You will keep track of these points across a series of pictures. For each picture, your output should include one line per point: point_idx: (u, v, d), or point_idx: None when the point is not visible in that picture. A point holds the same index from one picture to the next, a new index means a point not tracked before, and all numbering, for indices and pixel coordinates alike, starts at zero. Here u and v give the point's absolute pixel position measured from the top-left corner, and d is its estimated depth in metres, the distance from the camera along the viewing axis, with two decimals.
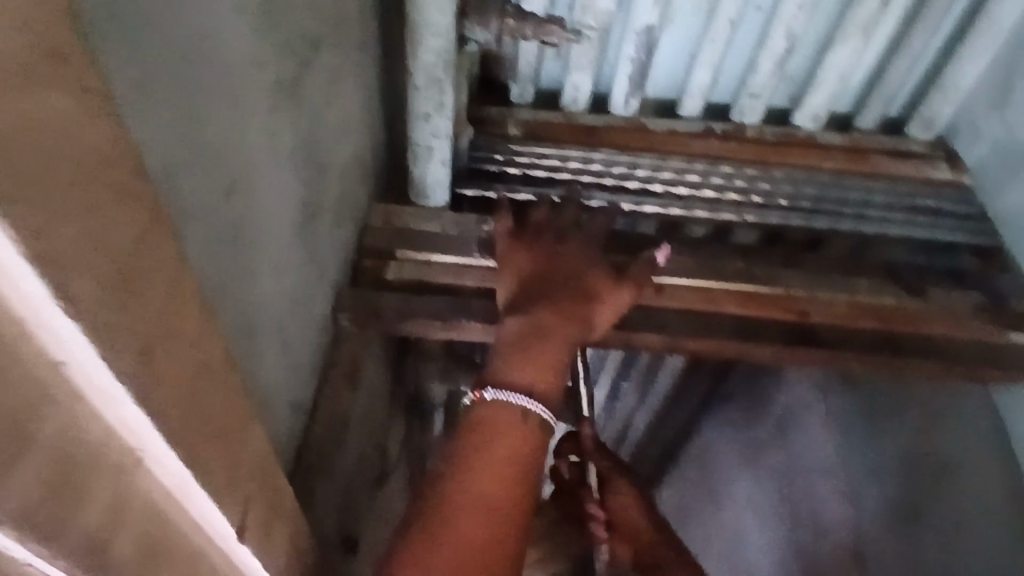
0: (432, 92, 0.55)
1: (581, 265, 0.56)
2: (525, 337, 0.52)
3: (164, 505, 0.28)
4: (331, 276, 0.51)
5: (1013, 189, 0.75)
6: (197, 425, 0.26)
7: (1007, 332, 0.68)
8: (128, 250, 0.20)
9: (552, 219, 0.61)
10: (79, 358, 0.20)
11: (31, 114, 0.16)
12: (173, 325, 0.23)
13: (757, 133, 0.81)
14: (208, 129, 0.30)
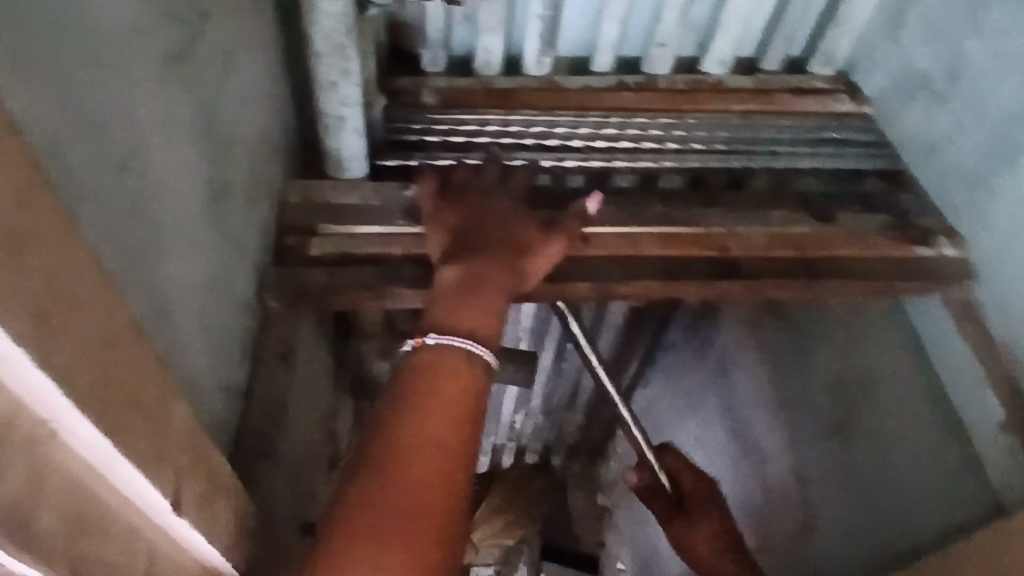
0: (335, 59, 0.57)
1: (502, 222, 0.61)
2: (455, 292, 0.55)
3: (87, 480, 0.29)
4: (251, 251, 0.55)
5: (910, 111, 0.82)
6: (124, 404, 0.28)
7: (913, 247, 0.72)
8: (39, 280, 0.23)
9: (473, 182, 0.66)
10: (26, 380, 0.24)
11: None
12: (103, 316, 0.27)
13: (668, 82, 0.89)
14: (107, 115, 0.34)
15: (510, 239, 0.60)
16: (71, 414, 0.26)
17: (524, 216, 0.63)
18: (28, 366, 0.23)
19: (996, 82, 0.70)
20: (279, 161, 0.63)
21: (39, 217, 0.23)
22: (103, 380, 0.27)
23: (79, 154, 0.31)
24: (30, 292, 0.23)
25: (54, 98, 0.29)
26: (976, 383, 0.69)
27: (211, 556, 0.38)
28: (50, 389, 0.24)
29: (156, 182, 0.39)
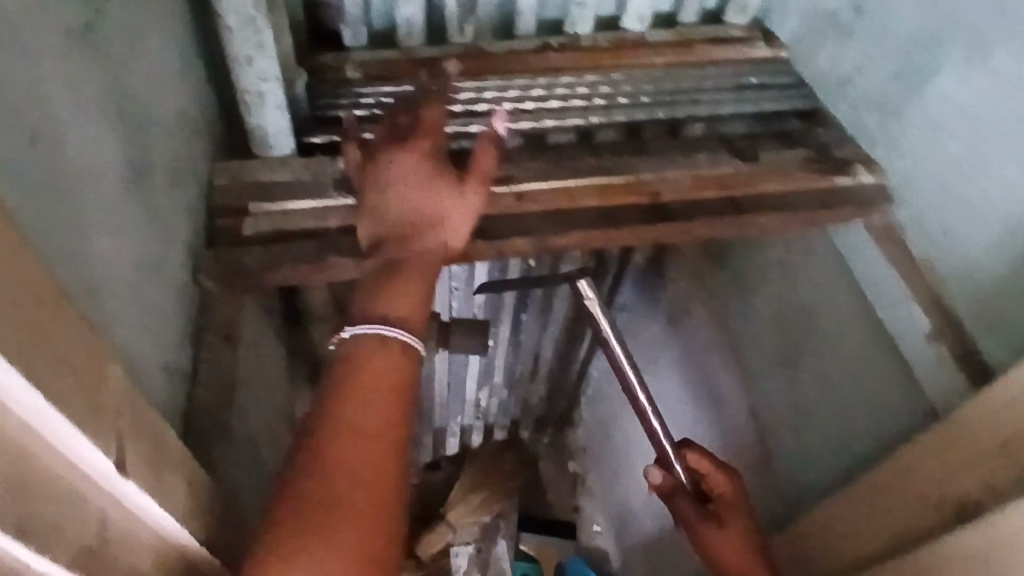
0: (248, 32, 0.57)
1: (416, 189, 0.58)
2: (376, 279, 0.55)
3: (34, 452, 0.29)
4: (181, 233, 0.54)
5: (824, 50, 0.86)
6: (57, 366, 0.28)
7: (832, 176, 0.75)
8: None
9: (382, 140, 0.61)
10: None
11: None
12: (21, 277, 0.26)
13: (590, 40, 0.89)
14: (14, 88, 0.33)
15: (427, 209, 0.57)
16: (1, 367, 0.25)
17: (439, 170, 0.59)
18: None
19: (898, 13, 0.73)
20: (201, 142, 0.62)
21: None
22: (36, 343, 0.27)
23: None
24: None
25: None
26: (901, 297, 0.72)
27: (165, 521, 0.37)
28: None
29: (71, 159, 0.38)
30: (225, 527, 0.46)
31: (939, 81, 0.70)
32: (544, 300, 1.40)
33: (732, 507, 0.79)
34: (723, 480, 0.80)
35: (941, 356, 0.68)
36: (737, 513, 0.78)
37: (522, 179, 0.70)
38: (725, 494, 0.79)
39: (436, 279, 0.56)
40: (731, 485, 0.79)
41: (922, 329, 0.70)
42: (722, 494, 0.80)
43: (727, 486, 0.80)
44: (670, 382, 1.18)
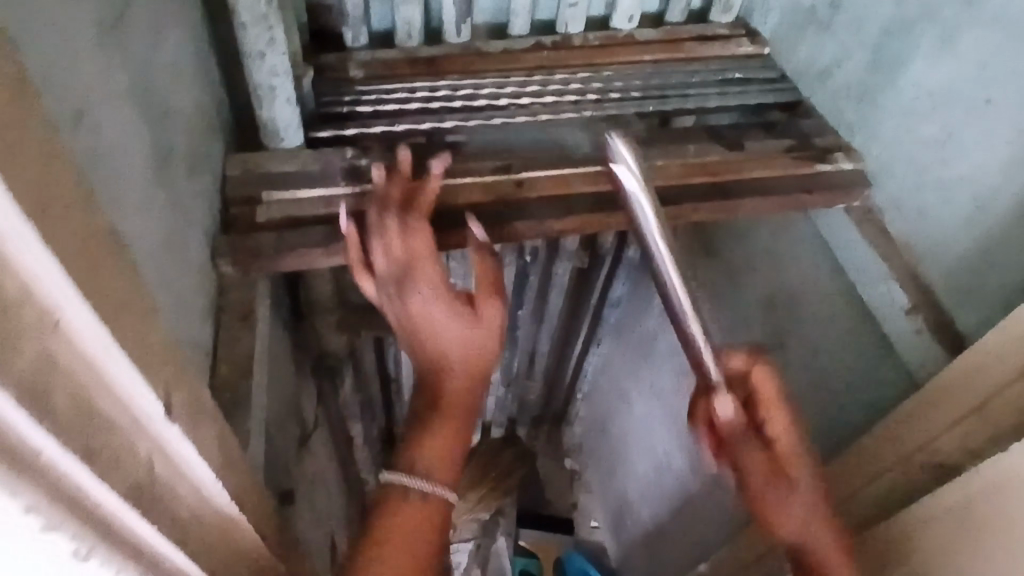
0: (260, 28, 0.60)
1: (438, 335, 0.60)
2: (416, 426, 0.60)
3: (111, 411, 0.32)
4: (200, 217, 0.58)
5: (804, 44, 0.90)
6: (126, 322, 0.31)
7: (814, 163, 0.79)
8: (52, 207, 0.26)
9: (387, 278, 0.61)
10: (65, 303, 0.27)
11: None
12: (99, 245, 0.29)
13: (582, 39, 0.93)
14: (69, 75, 0.36)
15: (452, 355, 0.60)
16: (87, 321, 0.28)
17: (453, 303, 0.60)
18: (61, 286, 0.26)
19: (872, 7, 0.78)
20: (214, 135, 0.65)
21: (20, 109, 0.24)
22: (110, 304, 0.30)
23: (39, 82, 0.33)
24: (24, 174, 0.24)
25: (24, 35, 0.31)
26: (882, 277, 0.75)
27: (197, 469, 0.40)
28: (52, 266, 0.25)
29: (109, 141, 0.41)
30: (246, 488, 0.49)
31: (912, 69, 0.74)
32: (539, 295, 1.37)
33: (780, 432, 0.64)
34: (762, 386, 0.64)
35: (919, 329, 0.71)
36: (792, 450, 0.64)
37: (521, 168, 0.74)
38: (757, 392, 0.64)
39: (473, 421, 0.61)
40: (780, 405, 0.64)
41: (900, 304, 0.73)
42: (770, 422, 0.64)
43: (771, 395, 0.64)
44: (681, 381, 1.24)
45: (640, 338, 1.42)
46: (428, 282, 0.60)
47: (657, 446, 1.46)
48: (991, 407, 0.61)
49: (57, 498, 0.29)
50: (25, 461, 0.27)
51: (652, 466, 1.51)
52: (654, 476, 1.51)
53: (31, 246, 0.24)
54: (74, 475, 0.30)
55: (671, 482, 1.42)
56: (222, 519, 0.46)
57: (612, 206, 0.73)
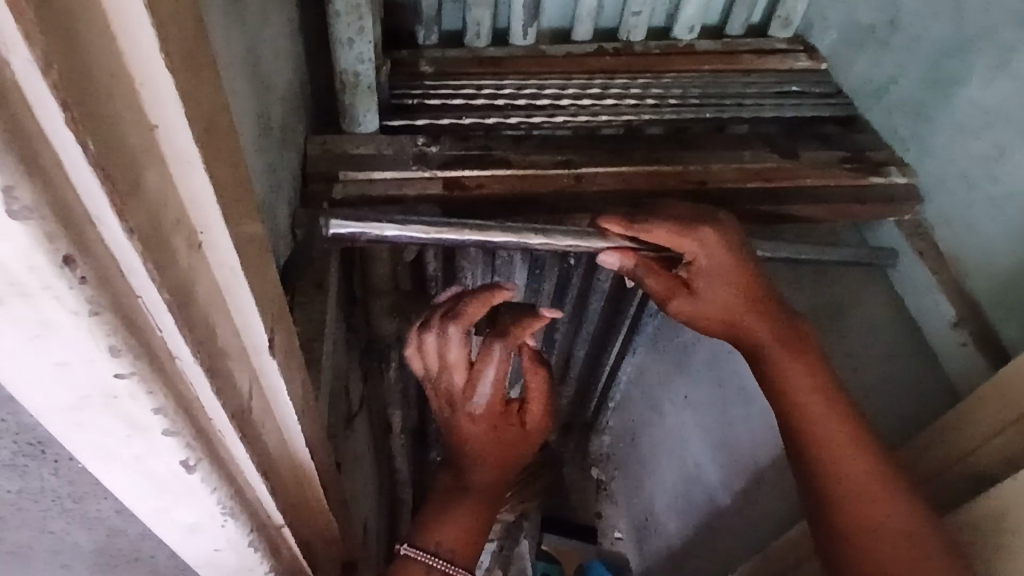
0: (352, 17, 0.65)
1: (478, 445, 0.72)
2: (442, 503, 0.71)
3: (234, 348, 0.35)
4: (286, 190, 0.62)
5: (859, 62, 0.92)
6: (253, 262, 0.35)
7: (867, 176, 0.80)
8: (219, 155, 0.29)
9: (435, 383, 0.71)
10: (220, 243, 0.30)
11: (198, 52, 0.26)
12: (241, 195, 0.33)
13: (643, 47, 0.96)
14: (215, 40, 0.41)
15: (487, 463, 0.73)
16: (229, 263, 0.31)
17: (496, 420, 0.72)
18: (220, 228, 0.29)
19: (930, 24, 0.79)
20: (300, 117, 0.70)
21: (200, 49, 0.27)
22: (246, 247, 0.33)
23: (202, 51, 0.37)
24: (200, 107, 0.27)
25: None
26: (928, 288, 0.77)
27: (288, 414, 0.43)
28: (208, 191, 0.28)
29: (234, 103, 0.45)
30: (317, 439, 0.52)
31: (967, 88, 0.75)
32: (578, 304, 1.35)
33: (709, 279, 0.68)
34: (696, 243, 0.66)
35: (964, 341, 0.72)
36: (740, 293, 0.68)
37: (581, 163, 0.77)
38: (696, 257, 0.67)
39: (487, 513, 0.72)
40: (722, 258, 0.67)
41: (945, 315, 0.75)
42: (708, 272, 0.67)
43: (704, 250, 0.66)
44: (720, 386, 1.27)
45: (685, 347, 1.40)
46: (478, 400, 0.70)
47: (688, 450, 1.46)
48: None
49: (186, 413, 0.31)
50: (175, 381, 0.30)
51: (681, 469, 1.50)
52: (682, 487, 1.50)
53: (196, 172, 0.27)
54: (207, 406, 0.32)
55: (699, 492, 1.41)
56: (296, 465, 0.48)
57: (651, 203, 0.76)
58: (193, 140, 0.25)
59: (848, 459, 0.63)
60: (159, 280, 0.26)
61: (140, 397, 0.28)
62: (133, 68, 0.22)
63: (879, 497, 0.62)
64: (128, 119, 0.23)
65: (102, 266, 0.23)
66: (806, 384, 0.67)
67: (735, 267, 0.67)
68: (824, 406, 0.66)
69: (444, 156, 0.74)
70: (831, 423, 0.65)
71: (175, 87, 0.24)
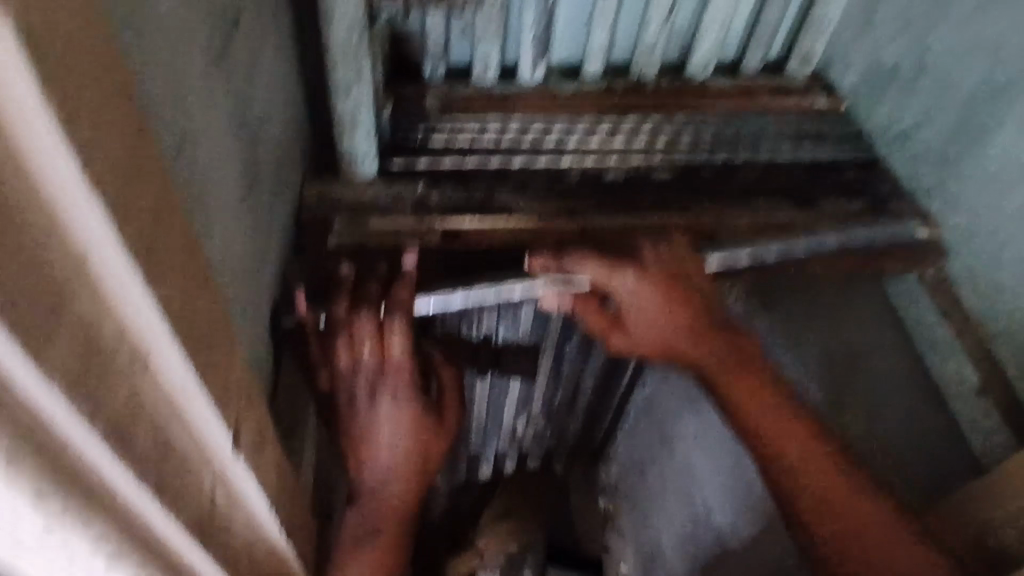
0: (349, 64, 0.63)
1: (388, 450, 0.61)
2: (358, 533, 0.60)
3: (195, 451, 0.34)
4: (275, 244, 0.60)
5: (880, 106, 0.88)
6: (213, 368, 0.33)
7: (888, 229, 0.78)
8: (168, 268, 0.29)
9: (339, 379, 0.61)
10: (170, 356, 0.29)
11: (135, 169, 0.26)
12: (196, 299, 0.31)
13: (655, 85, 0.92)
14: (178, 107, 0.38)
15: (400, 472, 0.62)
16: (184, 374, 0.31)
17: (416, 414, 0.62)
18: (168, 344, 0.29)
19: (955, 70, 0.76)
20: (295, 162, 0.68)
21: (140, 157, 0.26)
22: (206, 355, 0.32)
23: (161, 127, 0.35)
24: (136, 220, 0.26)
25: (150, 69, 0.34)
26: (952, 351, 0.74)
27: (256, 501, 0.41)
28: (150, 307, 0.27)
29: (208, 166, 0.42)
30: (296, 514, 0.50)
31: (996, 140, 0.72)
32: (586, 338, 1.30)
33: (637, 314, 0.65)
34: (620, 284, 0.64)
35: (987, 411, 0.70)
36: (682, 324, 0.64)
37: (586, 212, 0.75)
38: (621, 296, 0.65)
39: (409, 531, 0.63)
40: (648, 294, 0.64)
41: (970, 381, 0.72)
42: (636, 310, 0.65)
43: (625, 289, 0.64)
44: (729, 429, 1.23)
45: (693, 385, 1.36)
46: (390, 391, 0.61)
47: (691, 489, 1.42)
48: None
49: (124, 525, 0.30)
50: (109, 495, 0.29)
51: (685, 507, 1.46)
52: (686, 527, 1.45)
53: (135, 290, 0.26)
54: (155, 512, 0.32)
55: (704, 534, 1.36)
56: (271, 547, 0.46)
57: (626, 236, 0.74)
58: (127, 258, 0.25)
59: (818, 477, 0.59)
60: (82, 407, 0.25)
61: (70, 521, 0.28)
62: (54, 198, 0.23)
63: (848, 499, 0.58)
64: (53, 249, 0.23)
65: (12, 409, 0.23)
66: (770, 414, 0.61)
67: (673, 301, 0.64)
68: (785, 427, 0.61)
69: (444, 204, 0.72)
70: (798, 444, 0.60)
71: (99, 210, 0.24)
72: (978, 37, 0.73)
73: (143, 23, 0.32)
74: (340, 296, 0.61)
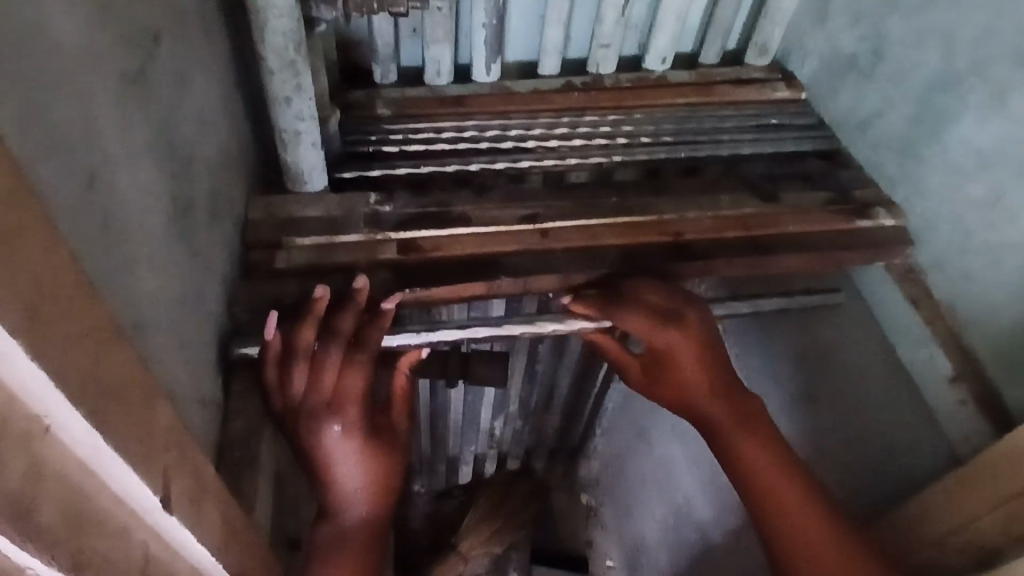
0: (288, 74, 0.60)
1: (350, 473, 0.59)
2: (325, 556, 0.59)
3: (114, 510, 0.32)
4: (218, 269, 0.57)
5: (840, 95, 0.87)
6: (135, 432, 0.30)
7: (853, 219, 0.76)
8: (66, 333, 0.26)
9: (293, 411, 0.57)
10: (75, 426, 0.27)
11: (14, 226, 0.23)
12: (108, 360, 0.28)
13: (613, 81, 0.90)
14: (76, 141, 0.34)
15: (364, 492, 0.59)
16: (96, 443, 0.28)
17: (363, 444, 0.59)
18: (72, 414, 0.26)
19: (916, 56, 0.75)
20: (238, 180, 0.64)
21: (16, 215, 0.23)
22: (125, 418, 0.29)
23: (47, 166, 0.31)
24: (15, 288, 0.23)
25: (31, 106, 0.30)
26: (923, 341, 0.73)
27: (200, 552, 0.38)
28: (39, 377, 0.24)
29: (123, 198, 0.39)
30: (250, 558, 0.47)
31: (957, 127, 0.71)
32: (559, 337, 1.28)
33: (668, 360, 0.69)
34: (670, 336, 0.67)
35: (963, 400, 0.68)
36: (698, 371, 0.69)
37: (548, 216, 0.72)
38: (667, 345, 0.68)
39: (376, 548, 0.61)
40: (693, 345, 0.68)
41: (943, 370, 0.71)
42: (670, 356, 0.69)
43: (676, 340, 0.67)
44: None
45: None
46: (348, 417, 0.58)
47: (673, 483, 1.39)
48: None
49: None
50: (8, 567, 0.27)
51: (666, 501, 1.44)
52: (669, 521, 1.43)
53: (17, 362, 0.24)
54: None
55: (687, 528, 1.34)
56: None
57: (595, 240, 0.71)
58: (7, 328, 0.23)
59: (792, 511, 0.64)
60: None
61: None
62: None
63: (806, 522, 0.64)
64: None
65: None
66: (748, 441, 0.68)
67: (696, 348, 0.68)
68: (762, 456, 0.67)
69: (398, 215, 0.69)
70: (770, 468, 0.66)
71: None
72: (936, 22, 0.72)
73: (12, 58, 0.29)
74: (301, 325, 0.57)
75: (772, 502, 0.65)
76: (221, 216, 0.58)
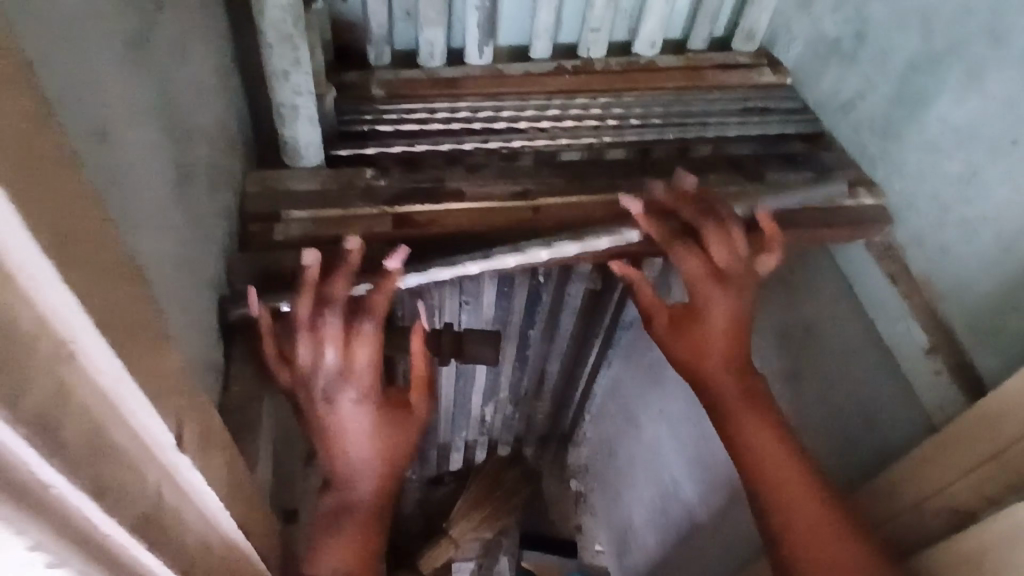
0: (285, 48, 0.61)
1: (359, 439, 0.59)
2: (332, 519, 0.60)
3: (132, 446, 0.33)
4: (217, 237, 0.58)
5: (824, 79, 0.89)
6: (146, 365, 0.32)
7: (835, 199, 0.79)
8: (88, 261, 0.27)
9: (303, 380, 0.58)
10: (98, 351, 0.28)
11: (46, 154, 0.25)
12: (123, 294, 0.30)
13: (603, 64, 0.92)
14: (89, 94, 0.36)
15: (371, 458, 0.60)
16: (115, 368, 0.29)
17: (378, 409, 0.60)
18: (94, 336, 0.28)
19: (897, 38, 0.77)
20: (235, 154, 0.66)
21: (48, 146, 0.25)
22: (139, 350, 0.31)
23: (59, 110, 0.32)
24: (41, 207, 0.24)
25: (48, 53, 0.32)
26: (901, 315, 0.75)
27: (204, 495, 0.40)
28: (66, 293, 0.26)
29: (129, 158, 0.41)
30: (251, 513, 0.48)
31: (936, 107, 0.73)
32: (549, 322, 1.29)
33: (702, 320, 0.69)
34: (719, 304, 0.68)
35: (938, 370, 0.70)
36: (726, 345, 0.69)
37: (539, 193, 0.74)
38: (706, 304, 0.68)
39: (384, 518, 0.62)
40: (726, 316, 0.68)
41: (921, 343, 0.73)
42: (703, 318, 0.69)
43: (714, 303, 0.68)
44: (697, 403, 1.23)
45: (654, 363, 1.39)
46: (360, 386, 0.59)
47: (660, 467, 1.42)
48: (1010, 455, 0.58)
49: (65, 528, 0.30)
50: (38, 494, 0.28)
51: (654, 484, 1.46)
52: (658, 504, 1.45)
53: (48, 276, 0.25)
54: (96, 514, 0.31)
55: (676, 511, 1.36)
56: (225, 546, 0.44)
57: (582, 214, 0.73)
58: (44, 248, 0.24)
59: (790, 482, 0.64)
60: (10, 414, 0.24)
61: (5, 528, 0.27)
62: None
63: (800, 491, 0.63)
64: None
65: None
66: (764, 432, 0.66)
67: (728, 333, 0.68)
68: (760, 429, 0.66)
69: (392, 190, 0.71)
70: (771, 444, 0.66)
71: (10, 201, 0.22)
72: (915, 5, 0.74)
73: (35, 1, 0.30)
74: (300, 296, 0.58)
75: (771, 470, 0.64)
76: (219, 186, 0.59)
